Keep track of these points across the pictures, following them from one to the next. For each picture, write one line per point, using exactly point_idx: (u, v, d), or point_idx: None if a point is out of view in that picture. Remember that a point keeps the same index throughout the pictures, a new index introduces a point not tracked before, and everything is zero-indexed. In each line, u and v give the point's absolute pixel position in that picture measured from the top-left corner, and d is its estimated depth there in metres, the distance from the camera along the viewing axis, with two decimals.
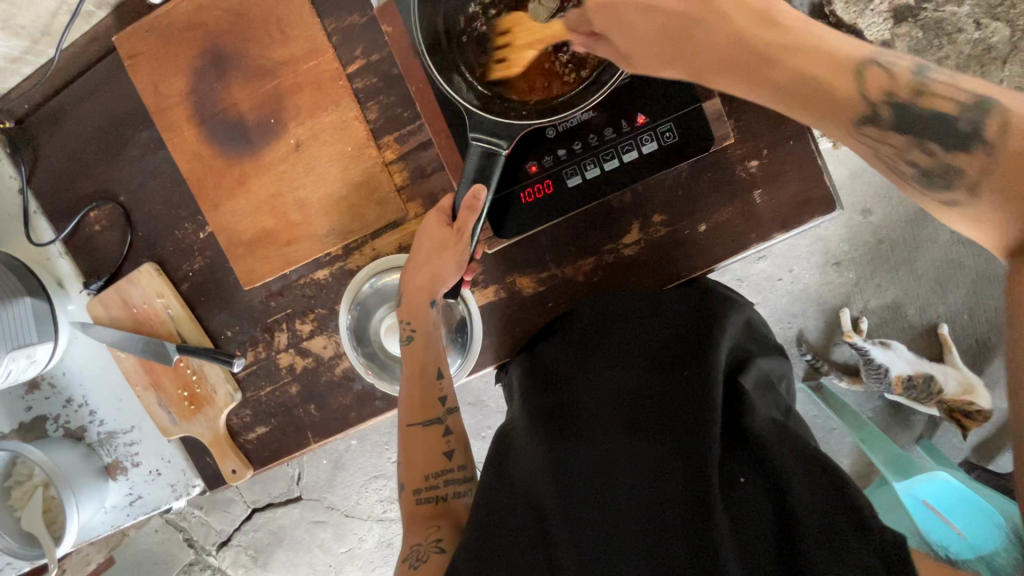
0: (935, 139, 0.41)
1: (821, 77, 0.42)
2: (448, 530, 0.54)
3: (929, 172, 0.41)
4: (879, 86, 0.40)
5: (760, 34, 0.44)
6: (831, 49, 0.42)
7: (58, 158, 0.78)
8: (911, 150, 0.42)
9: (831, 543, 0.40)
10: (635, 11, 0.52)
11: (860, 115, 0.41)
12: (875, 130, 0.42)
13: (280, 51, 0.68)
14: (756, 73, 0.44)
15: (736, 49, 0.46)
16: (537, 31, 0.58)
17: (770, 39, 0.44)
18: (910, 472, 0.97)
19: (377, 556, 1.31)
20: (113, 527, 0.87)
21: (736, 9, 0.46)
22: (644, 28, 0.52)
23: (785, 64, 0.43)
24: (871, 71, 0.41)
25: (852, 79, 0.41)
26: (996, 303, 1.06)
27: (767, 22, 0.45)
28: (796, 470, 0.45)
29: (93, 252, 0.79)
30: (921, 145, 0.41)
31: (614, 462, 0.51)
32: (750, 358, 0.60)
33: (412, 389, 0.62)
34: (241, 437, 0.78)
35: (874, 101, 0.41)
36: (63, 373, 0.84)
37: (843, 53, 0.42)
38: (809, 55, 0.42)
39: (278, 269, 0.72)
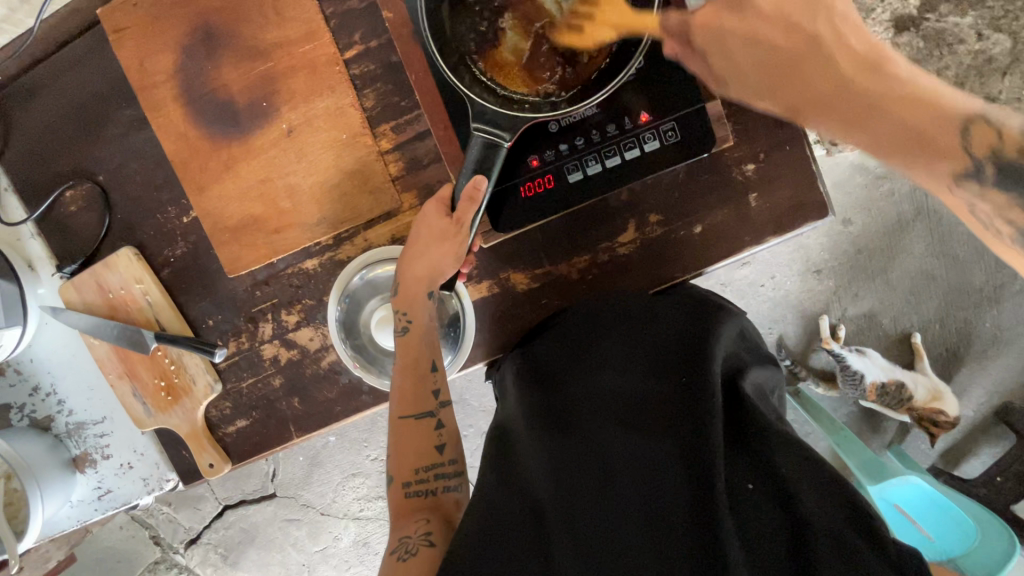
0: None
1: (931, 130, 0.41)
2: (436, 524, 0.53)
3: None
4: (985, 142, 0.39)
5: (869, 83, 0.46)
6: (937, 103, 0.42)
7: (32, 133, 0.74)
8: (1010, 209, 0.41)
9: (847, 553, 0.42)
10: (738, 40, 0.56)
11: (960, 169, 0.40)
12: (976, 187, 0.41)
13: (275, 32, 0.66)
14: (849, 109, 0.46)
15: (844, 96, 0.47)
16: (624, 15, 0.57)
17: (877, 87, 0.45)
18: (885, 479, 0.98)
19: (352, 556, 1.28)
20: (79, 522, 0.83)
21: (843, 55, 0.49)
22: (746, 59, 0.56)
23: (886, 111, 0.43)
24: (977, 126, 0.40)
25: (958, 135, 0.40)
26: (967, 314, 1.10)
27: (872, 70, 0.47)
28: (804, 484, 0.47)
29: (67, 234, 0.75)
30: (1016, 204, 0.40)
31: (614, 463, 0.52)
32: (745, 368, 0.59)
33: (405, 382, 0.61)
34: (219, 431, 0.76)
35: (977, 158, 0.40)
36: (31, 360, 0.80)
37: (949, 104, 0.41)
38: (913, 105, 0.43)
39: (266, 258, 0.70)
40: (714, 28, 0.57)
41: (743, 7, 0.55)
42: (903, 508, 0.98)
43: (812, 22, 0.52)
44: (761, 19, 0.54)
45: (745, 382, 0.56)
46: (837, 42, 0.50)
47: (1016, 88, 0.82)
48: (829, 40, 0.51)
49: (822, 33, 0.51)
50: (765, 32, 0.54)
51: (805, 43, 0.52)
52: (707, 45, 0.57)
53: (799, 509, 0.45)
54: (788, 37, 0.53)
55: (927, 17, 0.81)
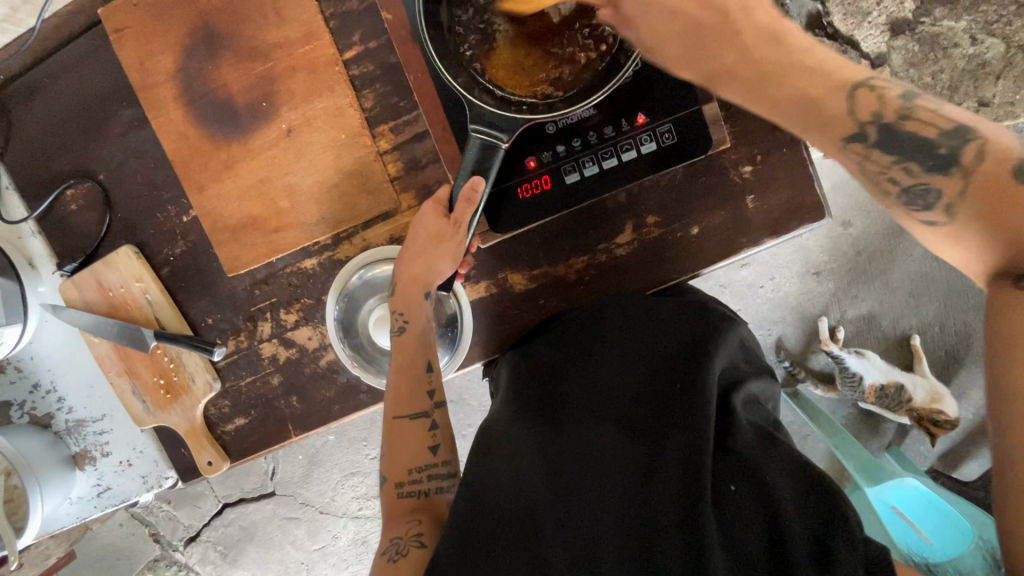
0: (916, 160, 0.43)
1: (822, 97, 0.43)
2: (428, 525, 0.53)
3: (913, 191, 0.43)
4: (869, 108, 0.43)
5: (768, 52, 0.46)
6: (829, 70, 0.44)
7: (32, 133, 0.75)
8: (892, 170, 0.44)
9: (824, 558, 0.42)
10: (659, 16, 0.52)
11: (847, 132, 0.43)
12: (862, 148, 0.44)
13: (274, 32, 0.67)
14: (755, 83, 0.46)
15: (745, 66, 0.47)
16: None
17: (780, 58, 0.45)
18: (883, 479, 1.02)
19: (351, 554, 1.29)
20: (79, 519, 0.84)
21: (748, 26, 0.48)
22: (661, 28, 0.52)
23: (790, 85, 0.44)
24: (862, 91, 0.43)
25: (843, 101, 0.43)
26: (965, 316, 1.10)
27: (776, 41, 0.46)
28: (790, 493, 0.48)
29: (68, 232, 0.76)
30: (901, 167, 0.43)
31: (605, 461, 0.53)
32: (742, 380, 0.60)
33: (402, 382, 0.61)
34: (218, 429, 0.76)
35: (862, 122, 0.43)
36: (31, 358, 0.80)
37: (838, 74, 0.44)
38: (809, 75, 0.44)
39: (264, 257, 0.70)
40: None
41: None
42: (900, 509, 0.99)
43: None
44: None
45: (739, 391, 0.58)
46: (745, 14, 0.48)
47: (1010, 92, 0.83)
48: (737, 14, 0.49)
49: (727, 2, 0.49)
50: (680, 3, 0.51)
51: (715, 13, 0.49)
52: (635, 12, 0.53)
53: (782, 513, 0.46)
54: (703, 8, 0.50)
55: (922, 22, 0.80)
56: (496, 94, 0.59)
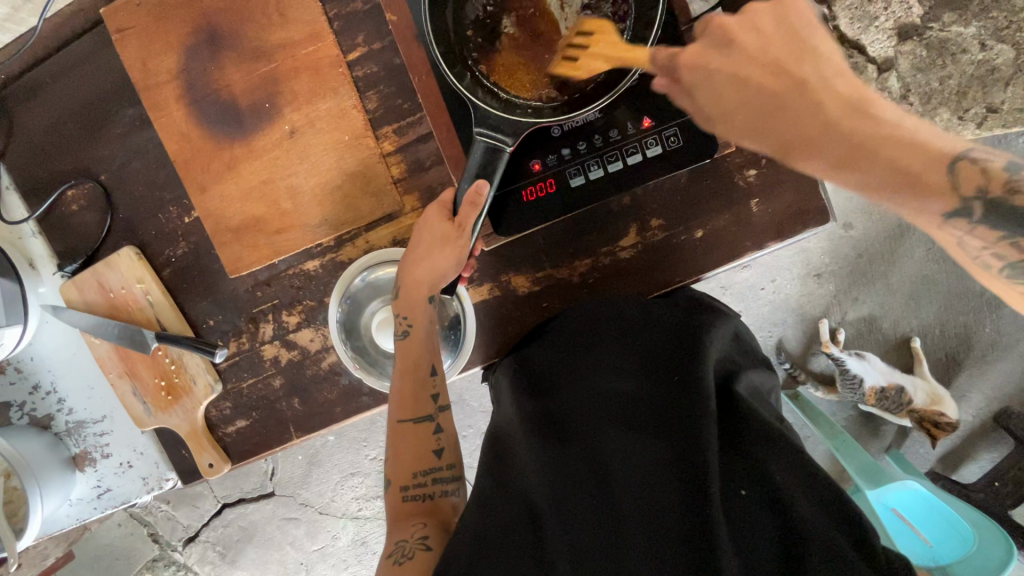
0: (1023, 233, 0.40)
1: (915, 169, 0.42)
2: (434, 528, 0.53)
3: (1019, 265, 0.40)
4: (972, 181, 0.40)
5: (857, 125, 0.45)
6: (925, 145, 0.43)
7: (33, 132, 0.74)
8: (1002, 243, 0.41)
9: (834, 551, 0.42)
10: (723, 78, 0.54)
11: (951, 208, 0.41)
12: (964, 225, 0.41)
13: (278, 33, 0.66)
14: (842, 151, 0.45)
15: (832, 137, 0.46)
16: (615, 48, 0.56)
17: (864, 129, 0.45)
18: (883, 483, 0.99)
19: (351, 555, 1.29)
20: (78, 520, 0.83)
21: (828, 96, 0.48)
22: (728, 95, 0.54)
23: (880, 154, 0.43)
24: (963, 166, 0.40)
25: (943, 173, 0.41)
26: (966, 319, 1.10)
27: (861, 114, 0.46)
28: (799, 488, 0.47)
29: (69, 233, 0.75)
30: (1007, 240, 0.40)
31: (611, 466, 0.52)
32: (740, 371, 0.60)
33: (404, 385, 0.61)
34: (219, 431, 0.76)
35: (965, 197, 0.40)
36: (31, 358, 0.80)
37: (935, 147, 0.42)
38: (911, 150, 0.43)
39: (267, 258, 0.70)
40: (703, 65, 0.55)
41: (731, 46, 0.54)
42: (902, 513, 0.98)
43: (798, 63, 0.51)
44: (748, 58, 0.53)
45: (739, 384, 0.58)
46: (824, 86, 0.49)
47: (1019, 99, 0.83)
48: (817, 83, 0.50)
49: (808, 74, 0.50)
50: (750, 70, 0.53)
51: (791, 84, 0.50)
52: (695, 80, 0.55)
53: (790, 512, 0.46)
54: (777, 78, 0.51)
55: (930, 27, 0.80)
56: (500, 96, 0.58)
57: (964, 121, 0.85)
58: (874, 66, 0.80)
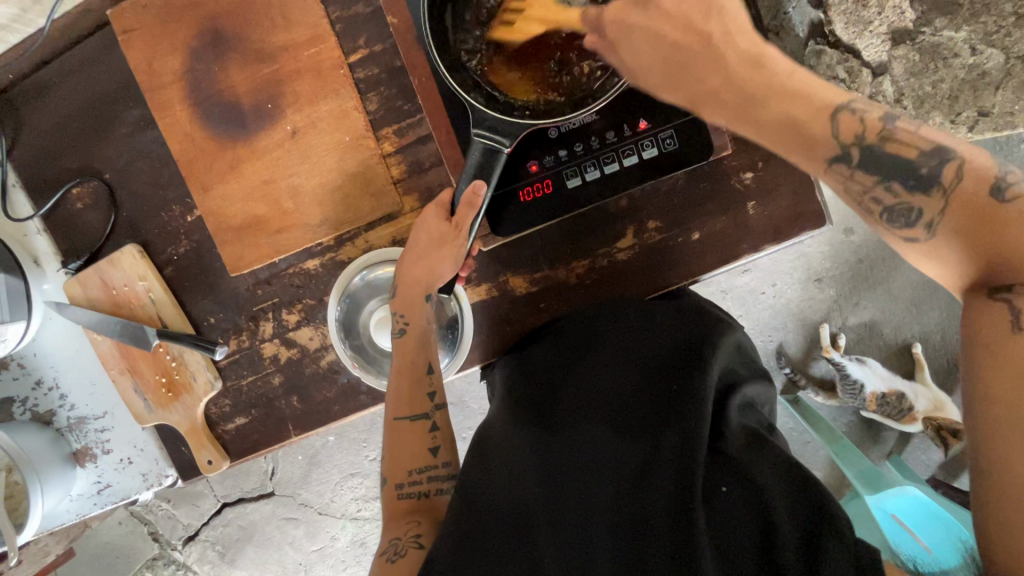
0: (896, 178, 0.44)
1: (807, 122, 0.44)
2: (427, 525, 0.54)
3: (894, 209, 0.44)
4: (852, 130, 0.43)
5: (750, 76, 0.47)
6: (812, 95, 0.45)
7: (40, 132, 0.75)
8: (877, 188, 0.44)
9: (811, 557, 0.42)
10: (641, 35, 0.52)
11: (832, 154, 0.44)
12: (845, 169, 0.45)
13: (281, 35, 0.67)
14: (746, 110, 0.47)
15: (729, 87, 0.47)
16: (548, 10, 0.59)
17: (758, 80, 0.46)
18: (881, 487, 1.01)
19: (350, 556, 1.29)
20: (78, 516, 0.84)
21: (732, 51, 0.48)
22: (647, 51, 0.52)
23: (772, 108, 0.45)
24: (845, 116, 0.44)
25: (828, 124, 0.44)
26: (967, 325, 1.10)
27: (758, 66, 0.47)
28: (782, 496, 0.47)
29: (74, 231, 0.76)
30: (886, 186, 0.44)
31: (601, 463, 0.53)
32: (739, 382, 0.60)
33: (402, 383, 0.61)
34: (219, 427, 0.76)
35: (844, 144, 0.44)
36: (34, 354, 0.81)
37: (821, 97, 0.44)
38: (797, 99, 0.45)
39: (267, 257, 0.70)
40: (623, 22, 0.52)
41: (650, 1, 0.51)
42: (902, 520, 0.96)
43: (707, 21, 0.49)
44: (658, 11, 0.51)
45: (734, 394, 0.58)
46: (728, 43, 0.48)
47: (1009, 103, 0.84)
48: (720, 40, 0.49)
49: (717, 34, 0.49)
50: (661, 24, 0.51)
51: (701, 38, 0.49)
52: (617, 36, 0.53)
53: (772, 516, 0.46)
54: (689, 35, 0.50)
55: (923, 30, 0.80)
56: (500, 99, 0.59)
57: (956, 125, 0.85)
58: (869, 70, 0.81)
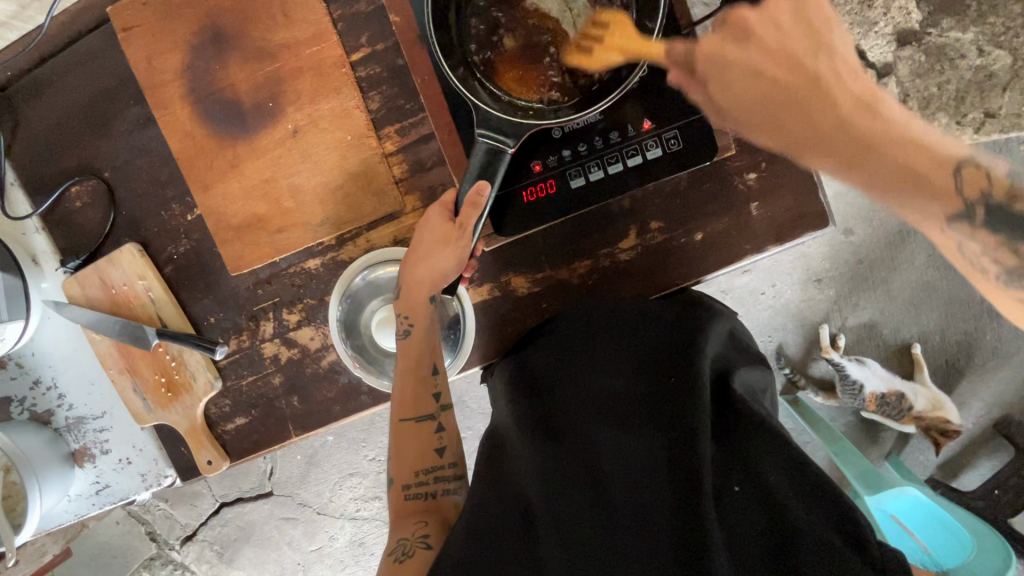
0: (1020, 239, 0.43)
1: (921, 167, 0.46)
2: (434, 527, 0.54)
3: (1014, 271, 0.44)
4: (977, 186, 0.43)
5: (864, 121, 0.53)
6: (932, 148, 0.48)
7: (39, 129, 0.75)
8: (1002, 250, 0.44)
9: (825, 548, 0.43)
10: (737, 71, 0.60)
11: (953, 210, 0.44)
12: (967, 226, 0.44)
13: (283, 33, 0.67)
14: (846, 154, 0.52)
15: (846, 137, 0.52)
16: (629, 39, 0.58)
17: (869, 129, 0.52)
18: (881, 488, 0.98)
19: (348, 556, 1.28)
20: (76, 516, 0.83)
21: (843, 94, 0.57)
22: (746, 95, 0.60)
23: (885, 150, 0.49)
24: (967, 172, 0.44)
25: (950, 176, 0.45)
26: (967, 326, 1.10)
27: (868, 111, 0.55)
28: (790, 491, 0.48)
29: (73, 229, 0.76)
30: (1009, 246, 0.44)
31: (606, 463, 0.52)
32: (733, 368, 0.59)
33: (406, 383, 0.61)
34: (219, 427, 0.76)
35: (969, 201, 0.44)
36: (32, 354, 0.80)
37: (944, 154, 0.47)
38: (911, 149, 0.48)
39: (268, 257, 0.70)
40: (719, 54, 0.60)
41: (750, 40, 0.59)
42: (900, 519, 0.98)
43: (813, 57, 0.59)
44: (762, 50, 0.59)
45: (733, 382, 0.57)
46: (835, 85, 0.58)
47: (1016, 104, 0.83)
48: (828, 76, 0.58)
49: (822, 70, 0.58)
50: (765, 66, 0.59)
51: (808, 81, 0.58)
52: (711, 69, 0.60)
53: (783, 510, 0.47)
54: (789, 74, 0.58)
55: (929, 32, 0.80)
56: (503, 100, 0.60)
57: (962, 126, 0.84)
58: (874, 70, 0.78)
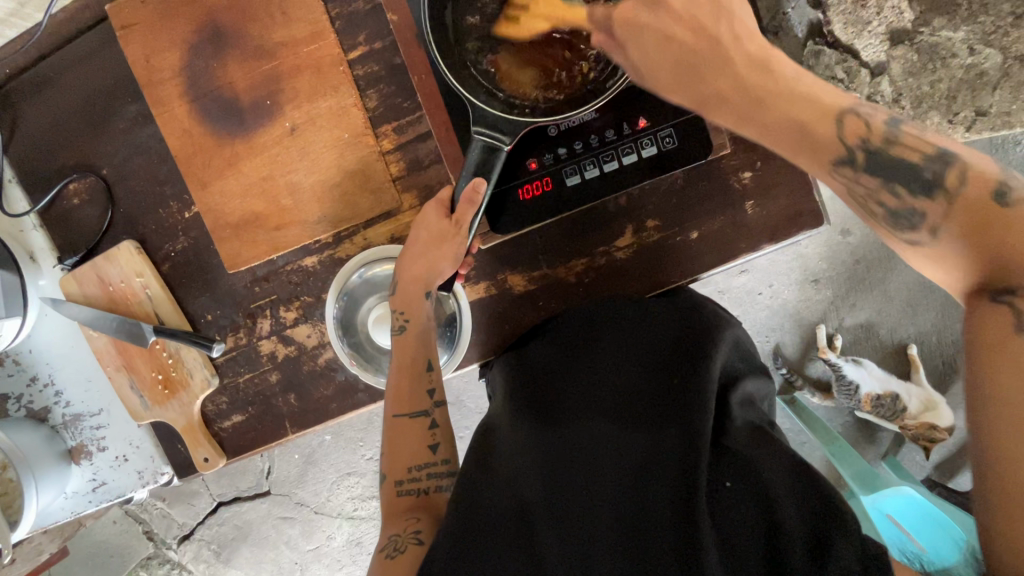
0: (901, 182, 0.42)
1: (812, 124, 0.43)
2: (427, 522, 0.54)
3: (897, 212, 0.43)
4: (856, 133, 0.42)
5: (755, 78, 0.46)
6: (820, 97, 0.43)
7: (37, 127, 0.75)
8: (881, 192, 0.43)
9: (816, 553, 0.42)
10: (649, 36, 0.52)
11: (837, 156, 0.43)
12: (850, 171, 0.43)
13: (281, 32, 0.67)
14: (748, 116, 0.46)
15: (740, 93, 0.46)
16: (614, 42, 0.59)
17: (770, 85, 0.45)
18: (877, 487, 1.01)
19: (346, 556, 1.28)
20: (73, 514, 0.83)
21: (738, 54, 0.47)
22: (655, 54, 0.52)
23: (786, 112, 0.44)
24: (850, 121, 0.43)
25: (833, 126, 0.43)
26: (962, 326, 1.10)
27: (764, 69, 0.46)
28: (785, 491, 0.47)
29: (70, 226, 0.76)
30: (886, 187, 0.43)
31: (602, 459, 0.52)
32: (739, 380, 0.60)
33: (402, 381, 0.61)
34: (216, 425, 0.76)
35: (849, 145, 0.43)
36: (30, 351, 0.80)
37: (827, 102, 0.43)
38: (804, 104, 0.43)
39: (265, 254, 0.70)
40: (633, 22, 0.53)
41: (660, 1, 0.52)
42: (898, 521, 0.98)
43: (716, 19, 0.49)
44: (671, 17, 0.51)
45: (734, 392, 0.58)
46: (736, 43, 0.48)
47: (1007, 103, 0.83)
48: (727, 40, 0.48)
49: (723, 33, 0.49)
50: (670, 27, 0.51)
51: (707, 41, 0.49)
52: (626, 35, 0.53)
53: (777, 512, 0.46)
54: (698, 37, 0.49)
55: (921, 31, 0.80)
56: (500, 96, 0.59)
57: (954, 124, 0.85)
58: (867, 71, 0.81)
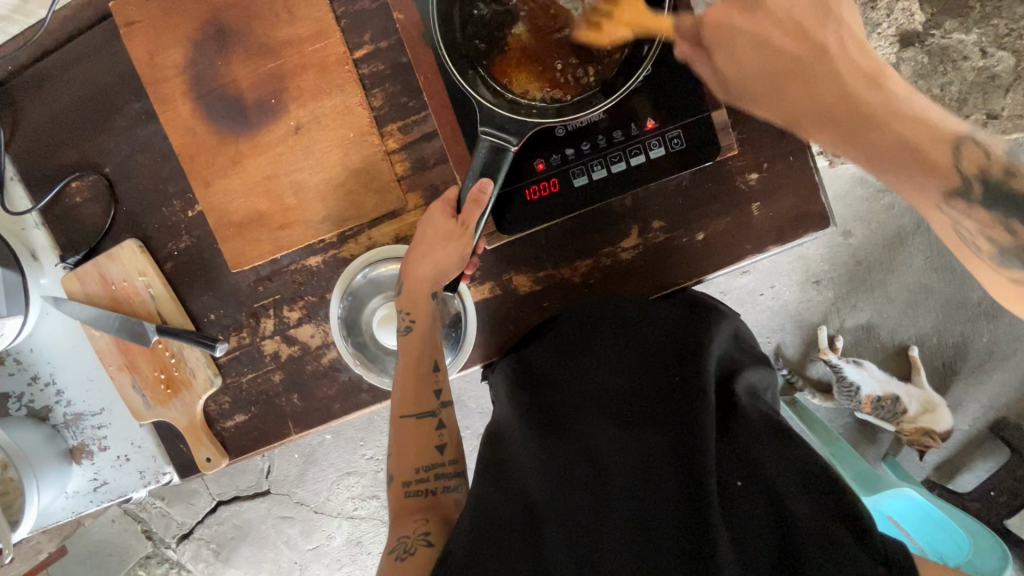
0: (1019, 216, 0.41)
1: (926, 146, 0.42)
2: (435, 524, 0.54)
3: (1011, 252, 0.41)
4: (975, 163, 0.41)
5: (868, 95, 0.47)
6: (931, 121, 0.44)
7: (39, 125, 0.75)
8: (992, 228, 0.42)
9: (828, 547, 0.43)
10: (744, 43, 0.57)
11: (951, 187, 0.42)
12: (963, 205, 0.42)
13: (286, 30, 0.67)
14: (849, 132, 0.46)
15: (845, 106, 0.47)
16: (639, 14, 0.57)
17: (876, 100, 0.46)
18: (878, 488, 0.98)
19: (346, 555, 1.28)
20: (73, 513, 0.83)
21: (847, 68, 0.50)
22: (749, 60, 0.56)
23: (889, 126, 0.44)
24: (967, 148, 0.42)
25: (949, 152, 0.42)
26: (964, 328, 1.11)
27: (875, 85, 0.47)
28: (793, 486, 0.48)
29: (72, 224, 0.76)
30: (1003, 223, 0.42)
31: (607, 462, 0.53)
32: (740, 370, 0.60)
33: (408, 381, 0.61)
34: (218, 425, 0.76)
35: (966, 175, 0.41)
36: (31, 350, 0.80)
37: (943, 127, 0.43)
38: (914, 123, 0.44)
39: (269, 253, 0.70)
40: (726, 28, 0.57)
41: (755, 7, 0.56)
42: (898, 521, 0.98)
43: (821, 29, 0.53)
44: (771, 22, 0.55)
45: (739, 382, 0.58)
46: (843, 55, 0.51)
47: (1018, 106, 0.83)
48: (835, 50, 0.51)
49: (830, 42, 0.52)
50: (773, 35, 0.55)
51: (813, 50, 0.52)
52: (716, 41, 0.58)
53: (786, 508, 0.46)
54: (800, 42, 0.53)
55: (932, 34, 0.81)
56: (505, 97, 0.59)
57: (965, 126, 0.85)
58: None
